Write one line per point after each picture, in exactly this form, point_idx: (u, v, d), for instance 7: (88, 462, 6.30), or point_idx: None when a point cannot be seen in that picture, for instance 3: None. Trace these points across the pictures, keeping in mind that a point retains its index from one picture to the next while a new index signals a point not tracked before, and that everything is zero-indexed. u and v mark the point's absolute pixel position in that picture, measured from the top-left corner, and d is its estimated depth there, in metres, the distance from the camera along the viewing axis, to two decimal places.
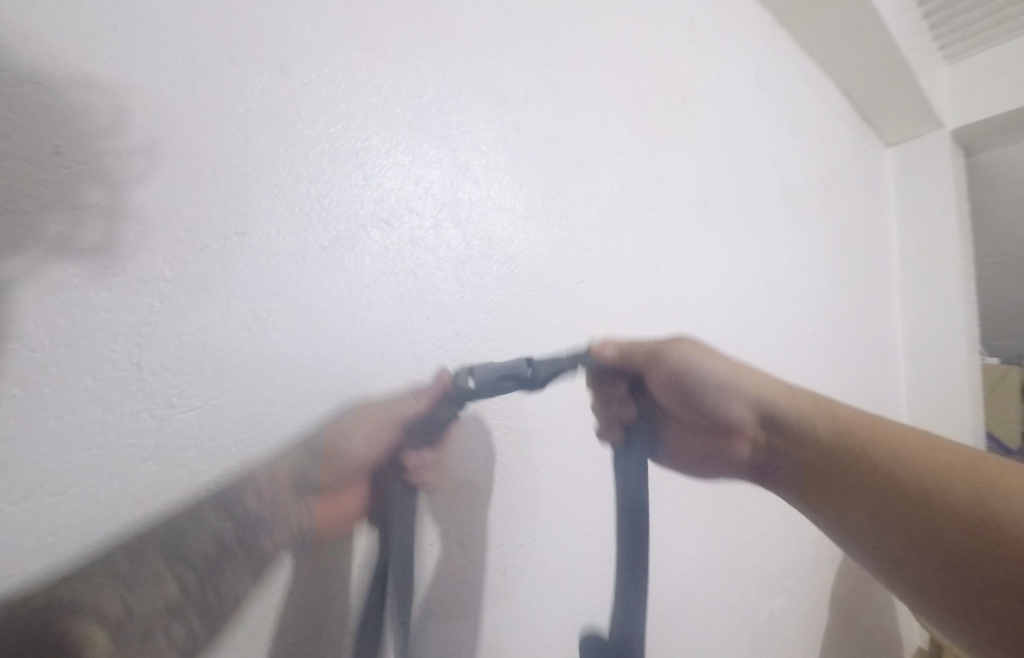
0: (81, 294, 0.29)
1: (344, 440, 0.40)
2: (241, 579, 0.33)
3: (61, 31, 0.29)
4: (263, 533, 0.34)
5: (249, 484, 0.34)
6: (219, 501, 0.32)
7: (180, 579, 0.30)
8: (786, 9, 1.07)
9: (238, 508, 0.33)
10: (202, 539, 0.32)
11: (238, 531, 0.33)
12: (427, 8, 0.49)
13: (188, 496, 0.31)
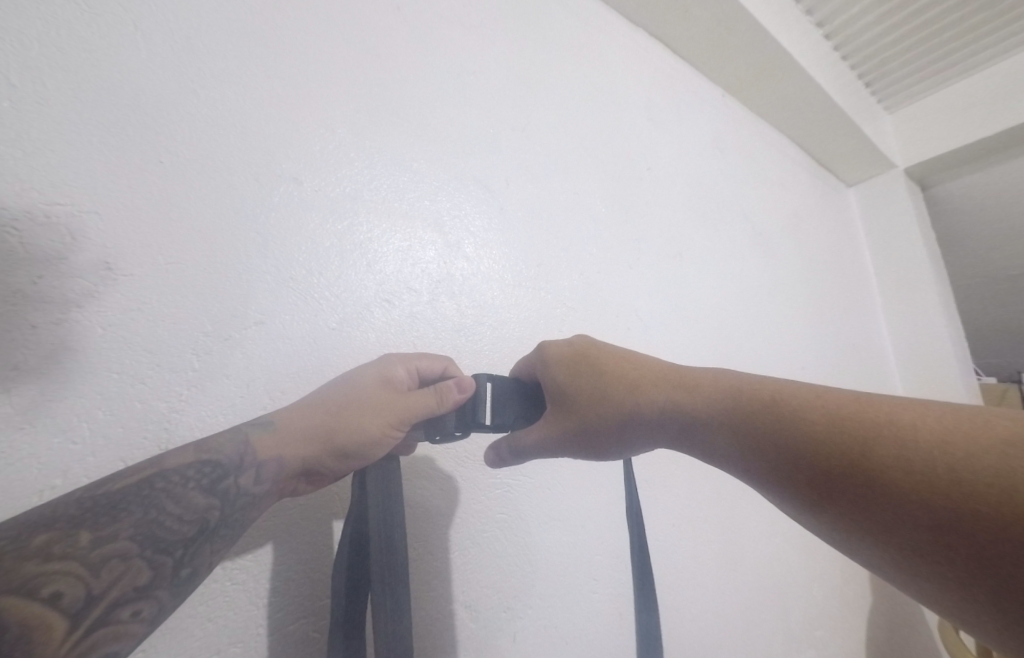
0: (117, 393, 0.33)
1: (357, 443, 0.36)
2: (217, 558, 0.30)
3: (116, 174, 0.36)
4: (249, 506, 0.32)
5: (242, 467, 0.32)
6: (207, 479, 0.31)
7: (155, 560, 0.27)
8: (735, 82, 1.21)
9: (227, 485, 0.31)
10: (184, 513, 0.29)
11: (226, 508, 0.31)
12: (419, 117, 0.57)
13: (180, 482, 0.30)
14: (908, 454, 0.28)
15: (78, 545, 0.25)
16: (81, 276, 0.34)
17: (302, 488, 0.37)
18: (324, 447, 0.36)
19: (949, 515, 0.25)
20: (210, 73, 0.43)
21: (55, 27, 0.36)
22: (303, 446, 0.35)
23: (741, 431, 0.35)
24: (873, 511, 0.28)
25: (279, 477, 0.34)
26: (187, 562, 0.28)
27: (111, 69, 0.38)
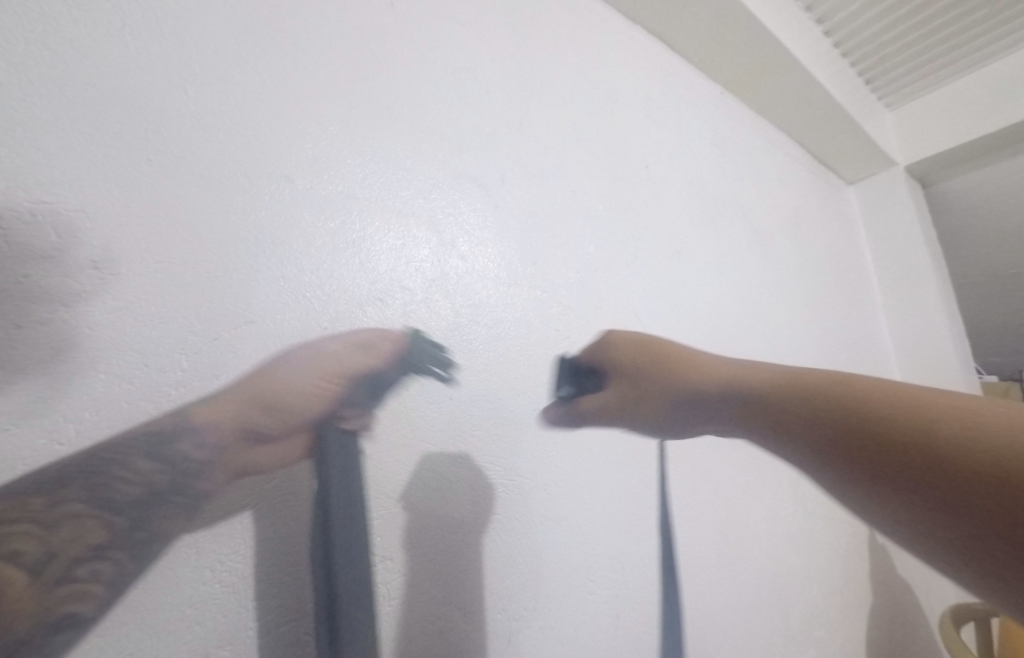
0: (103, 393, 0.33)
1: (291, 397, 0.39)
2: (175, 523, 0.33)
3: (105, 170, 0.36)
4: (200, 472, 0.34)
5: (178, 434, 0.34)
6: (150, 448, 0.33)
7: (108, 521, 0.30)
8: (733, 80, 1.20)
9: (172, 450, 0.33)
10: (133, 477, 0.32)
11: (177, 473, 0.33)
12: (413, 114, 0.56)
13: (130, 448, 0.33)
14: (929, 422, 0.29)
15: (32, 508, 0.28)
16: (68, 274, 0.33)
17: (254, 468, 0.37)
18: (257, 410, 0.38)
19: (954, 475, 0.27)
20: (200, 70, 0.42)
21: (43, 24, 0.36)
22: (235, 411, 0.37)
23: (771, 406, 0.38)
24: (884, 471, 0.30)
25: (219, 440, 0.35)
26: (142, 525, 0.31)
27: (100, 66, 0.38)
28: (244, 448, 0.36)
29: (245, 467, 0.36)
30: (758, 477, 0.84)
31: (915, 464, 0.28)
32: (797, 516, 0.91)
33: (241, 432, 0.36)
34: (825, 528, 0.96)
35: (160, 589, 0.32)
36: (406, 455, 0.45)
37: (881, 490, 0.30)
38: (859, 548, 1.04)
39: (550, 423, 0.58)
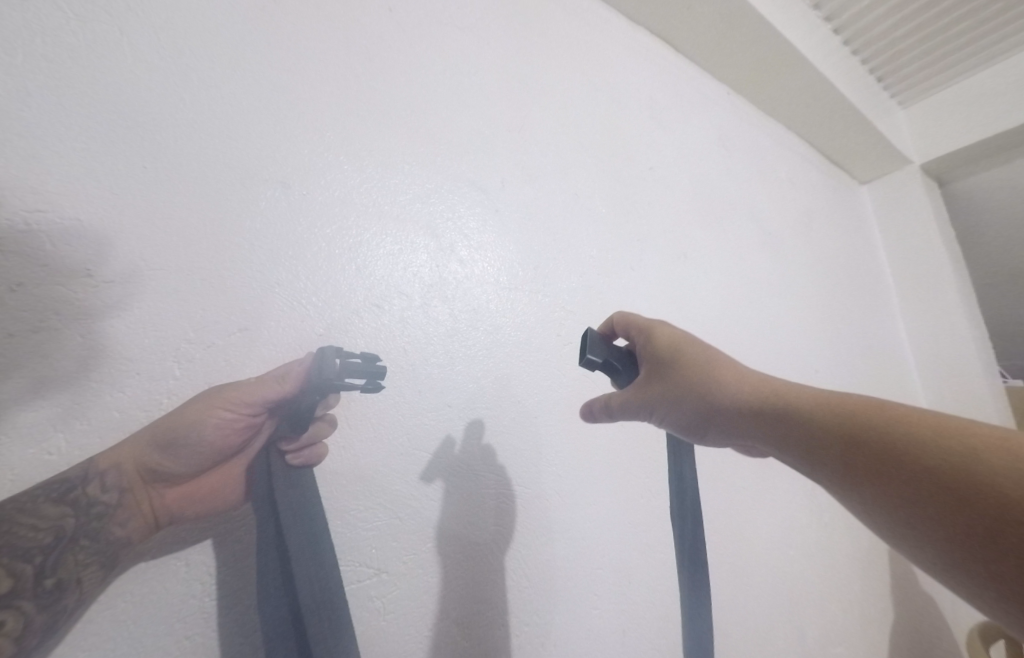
0: (95, 402, 0.33)
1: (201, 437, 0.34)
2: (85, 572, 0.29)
3: (97, 178, 0.36)
4: (108, 519, 0.31)
5: (88, 478, 0.31)
6: (57, 489, 0.30)
7: (14, 568, 0.27)
8: (739, 80, 1.19)
9: (79, 494, 0.30)
10: (80, 513, 0.30)
11: (122, 500, 0.32)
12: (412, 120, 0.56)
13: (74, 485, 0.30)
14: (971, 453, 0.28)
15: None
16: (62, 282, 0.33)
17: (179, 514, 0.34)
18: (156, 451, 0.33)
19: (988, 506, 0.26)
20: (197, 78, 0.42)
21: (42, 36, 0.36)
22: (131, 453, 0.33)
23: (786, 420, 0.36)
24: (905, 493, 0.30)
25: (122, 484, 0.32)
26: (54, 574, 0.28)
27: (97, 75, 0.38)
28: (156, 489, 0.33)
29: (164, 512, 0.33)
30: (770, 486, 0.82)
31: (944, 490, 0.28)
32: (812, 527, 0.88)
33: (145, 473, 0.33)
34: (842, 539, 0.93)
35: (146, 602, 0.32)
36: (403, 464, 0.44)
37: (900, 510, 0.30)
38: (879, 562, 1.00)
39: (552, 430, 0.56)
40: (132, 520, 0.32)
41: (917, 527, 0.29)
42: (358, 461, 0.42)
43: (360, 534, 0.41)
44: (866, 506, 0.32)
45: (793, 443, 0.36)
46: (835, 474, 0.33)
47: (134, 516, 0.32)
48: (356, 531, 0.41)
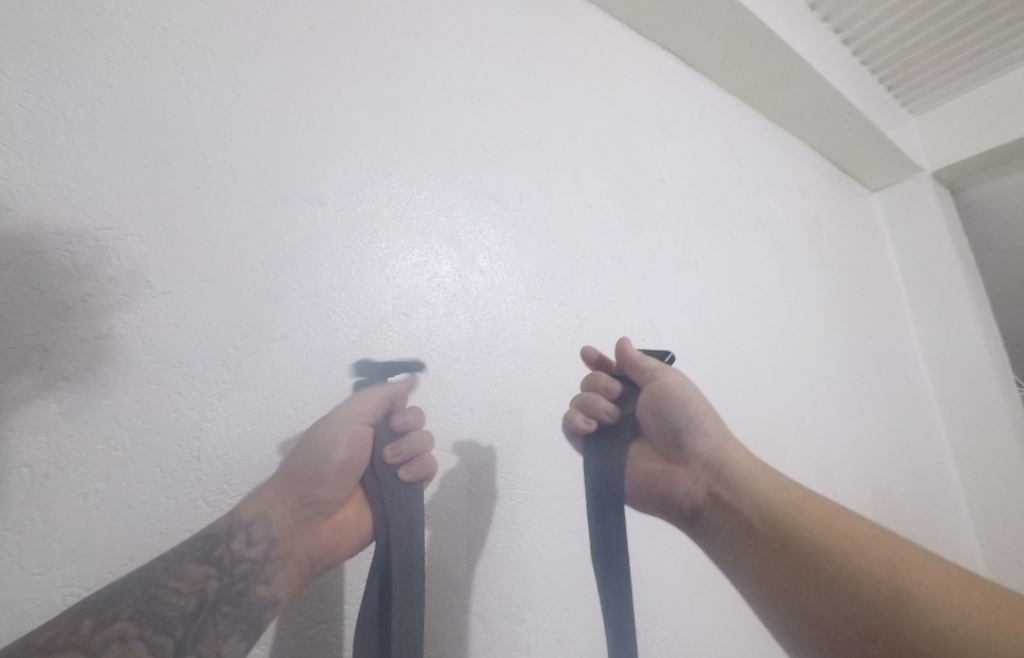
0: (154, 403, 0.36)
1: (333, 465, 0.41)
2: (225, 634, 0.33)
3: (156, 197, 0.39)
4: (251, 577, 0.35)
5: (233, 533, 0.36)
6: (138, 485, 0.34)
7: (155, 642, 0.30)
8: (748, 92, 1.21)
9: (219, 554, 0.34)
10: (207, 578, 0.33)
11: (246, 561, 0.35)
12: (436, 136, 0.59)
13: (223, 543, 0.35)
14: (904, 583, 0.34)
15: (132, 643, 0.29)
16: (126, 293, 0.36)
17: (317, 561, 0.39)
18: (296, 493, 0.40)
19: (861, 591, 0.35)
20: (242, 103, 0.46)
21: (108, 67, 0.40)
22: (279, 504, 0.39)
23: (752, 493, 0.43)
24: (836, 592, 0.35)
25: (268, 535, 0.38)
26: (192, 646, 0.31)
27: (156, 102, 0.41)
28: (299, 533, 0.39)
29: (301, 563, 0.38)
30: None
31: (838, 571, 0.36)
32: None
33: (292, 515, 0.39)
34: None
35: None
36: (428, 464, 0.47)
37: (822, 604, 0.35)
38: None
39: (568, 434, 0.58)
40: (274, 577, 0.36)
41: (835, 624, 0.34)
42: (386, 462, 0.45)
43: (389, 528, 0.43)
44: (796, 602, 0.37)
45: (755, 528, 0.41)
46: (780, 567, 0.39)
47: (275, 569, 0.37)
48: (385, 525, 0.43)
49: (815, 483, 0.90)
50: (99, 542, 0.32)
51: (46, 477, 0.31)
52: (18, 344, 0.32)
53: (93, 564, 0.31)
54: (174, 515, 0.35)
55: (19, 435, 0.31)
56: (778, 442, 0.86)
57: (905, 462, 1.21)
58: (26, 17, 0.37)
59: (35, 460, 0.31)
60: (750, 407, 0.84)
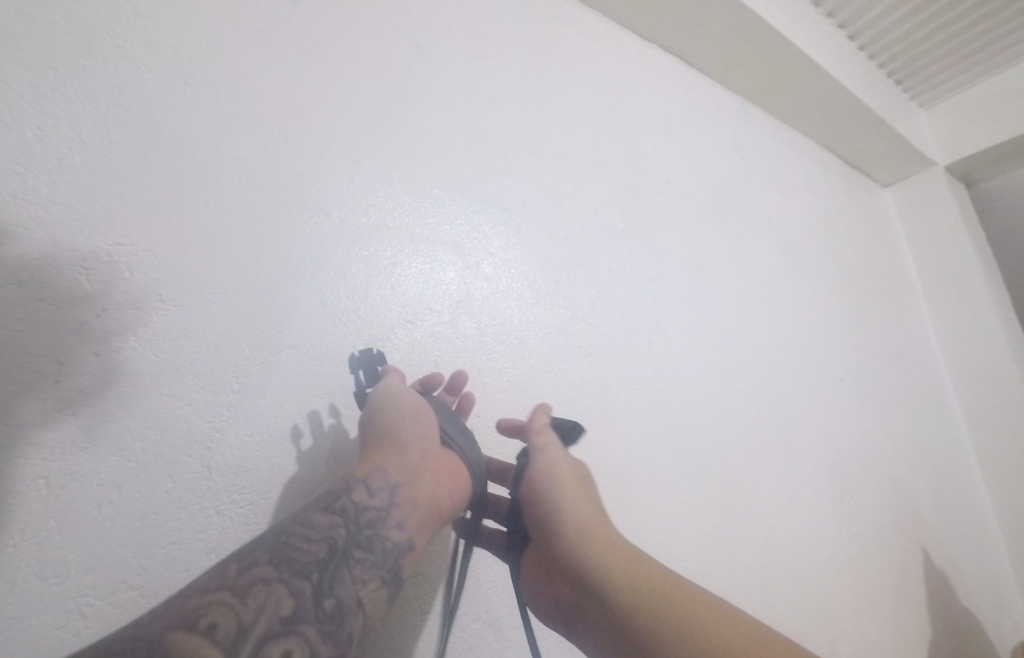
0: (167, 415, 0.36)
1: (416, 425, 0.41)
2: (363, 578, 0.32)
3: (166, 212, 0.40)
4: (379, 523, 0.35)
5: (352, 487, 0.35)
6: (152, 496, 0.34)
7: (292, 588, 0.28)
8: (753, 91, 1.20)
9: (340, 505, 0.34)
10: (326, 527, 0.32)
11: (361, 514, 0.34)
12: (439, 145, 0.60)
13: (340, 495, 0.35)
14: None
15: (267, 588, 0.27)
16: (138, 307, 0.37)
17: (443, 507, 0.39)
18: (394, 449, 0.39)
19: None
20: (249, 118, 0.47)
21: (119, 88, 0.41)
22: (389, 459, 0.38)
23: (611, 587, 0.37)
24: None
25: (388, 486, 0.37)
26: (328, 595, 0.29)
27: (165, 120, 0.42)
28: (414, 485, 0.38)
29: (425, 506, 0.38)
30: (797, 495, 0.80)
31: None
32: (845, 539, 0.85)
33: (402, 468, 0.38)
34: (877, 552, 0.90)
35: None
36: None
37: None
38: (915, 573, 0.96)
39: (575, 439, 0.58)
40: (399, 524, 0.36)
41: None
42: None
43: None
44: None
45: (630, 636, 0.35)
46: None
47: (405, 515, 0.36)
48: None
49: (831, 485, 0.88)
50: (115, 552, 0.32)
51: (63, 489, 0.32)
52: (37, 359, 0.33)
53: (109, 574, 0.32)
54: (186, 525, 0.35)
55: (38, 447, 0.32)
56: (792, 444, 0.85)
57: (925, 463, 1.18)
58: (40, 42, 0.39)
59: (53, 472, 0.32)
60: (762, 408, 0.83)
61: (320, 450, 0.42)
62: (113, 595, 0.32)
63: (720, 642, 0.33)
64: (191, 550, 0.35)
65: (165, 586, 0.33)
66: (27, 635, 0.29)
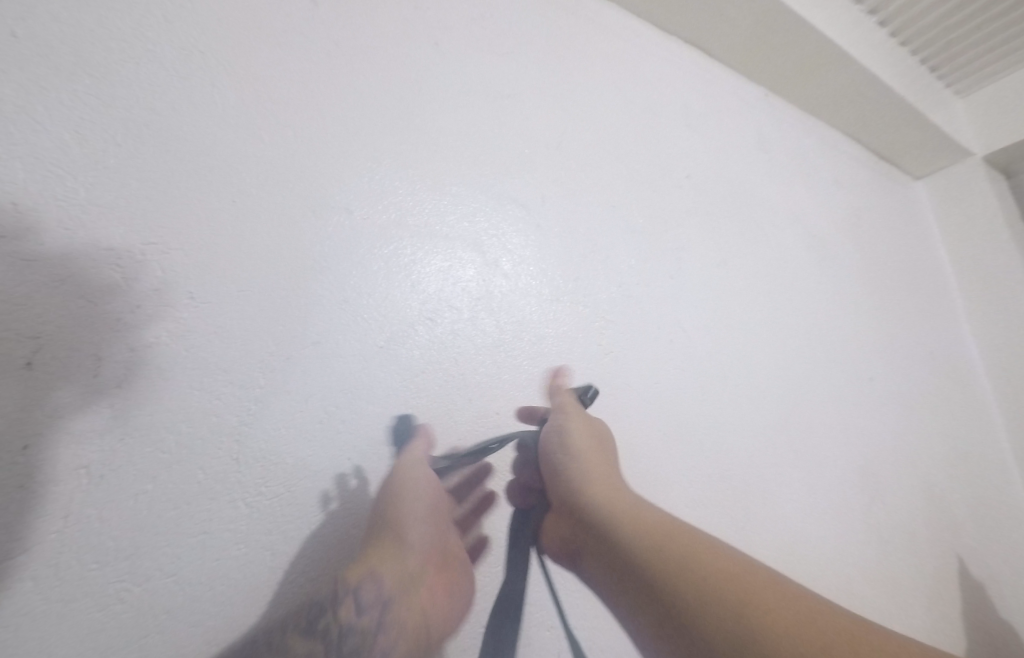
0: (197, 408, 0.37)
1: (424, 517, 0.43)
2: None
3: (196, 211, 0.41)
4: (359, 647, 0.37)
5: (338, 602, 0.38)
6: (183, 487, 0.35)
7: None
8: (777, 82, 1.17)
9: (322, 626, 0.36)
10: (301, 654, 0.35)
11: (337, 638, 0.37)
12: (457, 143, 0.60)
13: (325, 613, 0.37)
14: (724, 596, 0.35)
15: None
16: (169, 303, 0.38)
17: (435, 618, 0.41)
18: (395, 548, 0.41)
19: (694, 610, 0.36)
20: (273, 119, 0.48)
21: (151, 92, 0.42)
22: (387, 563, 0.41)
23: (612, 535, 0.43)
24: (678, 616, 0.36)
25: (375, 601, 0.39)
26: None
27: (195, 123, 0.44)
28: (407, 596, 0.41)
29: (412, 624, 0.40)
30: (823, 497, 0.78)
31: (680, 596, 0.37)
32: (873, 543, 0.82)
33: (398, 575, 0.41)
34: (908, 558, 0.86)
35: (236, 584, 0.36)
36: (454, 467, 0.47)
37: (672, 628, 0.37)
38: (949, 581, 0.93)
39: None
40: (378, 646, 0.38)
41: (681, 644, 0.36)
42: None
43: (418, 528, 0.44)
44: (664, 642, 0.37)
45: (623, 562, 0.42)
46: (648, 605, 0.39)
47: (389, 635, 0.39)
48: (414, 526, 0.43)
49: (859, 488, 0.85)
50: (150, 540, 0.34)
51: (101, 478, 0.33)
52: (77, 353, 0.34)
53: (145, 560, 0.33)
54: (216, 515, 0.36)
55: (78, 437, 0.33)
56: (818, 445, 0.82)
57: (960, 467, 1.13)
58: (79, 50, 0.40)
59: (92, 462, 0.33)
60: (786, 408, 0.81)
61: (342, 445, 0.42)
62: (148, 581, 0.33)
63: (703, 569, 0.38)
64: (220, 540, 0.36)
65: (195, 574, 0.34)
66: (72, 615, 0.30)
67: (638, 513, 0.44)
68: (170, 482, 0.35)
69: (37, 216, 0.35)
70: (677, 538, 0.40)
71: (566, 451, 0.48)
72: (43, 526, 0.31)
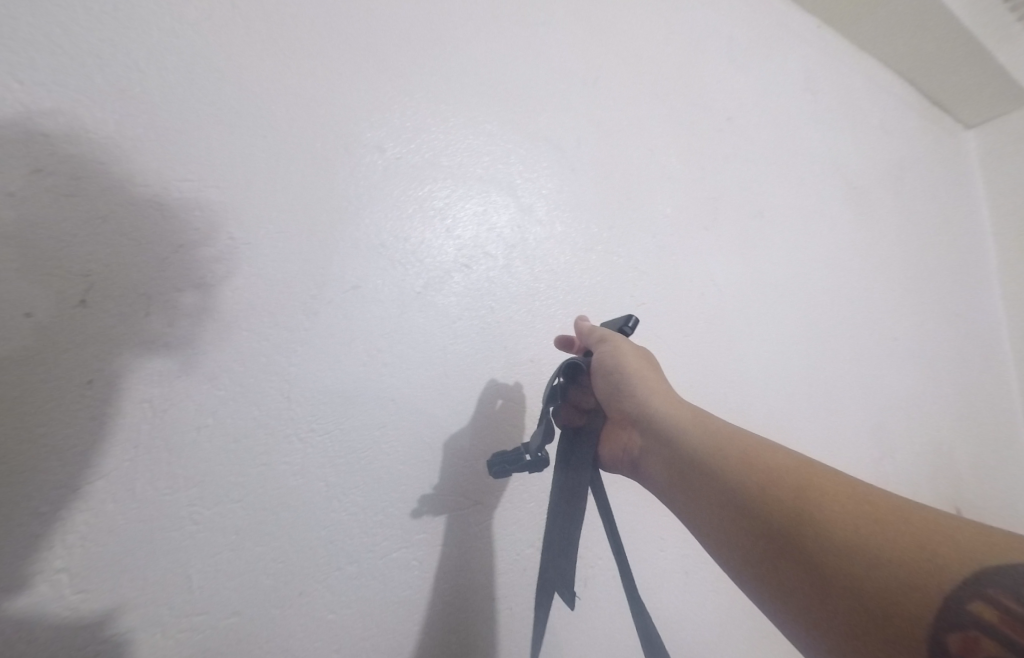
0: (246, 348, 0.38)
1: None
2: None
3: (226, 145, 0.40)
4: None
5: None
6: (238, 422, 0.37)
7: None
8: (832, 13, 1.06)
9: None
10: None
11: None
12: (490, 77, 0.56)
13: None
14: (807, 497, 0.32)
15: None
16: (212, 244, 0.38)
17: None
18: None
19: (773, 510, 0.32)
20: (301, 48, 0.45)
21: (171, 13, 0.40)
22: None
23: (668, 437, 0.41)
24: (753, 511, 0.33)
25: None
26: None
27: (220, 50, 0.41)
28: None
29: None
30: (837, 451, 0.79)
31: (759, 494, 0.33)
32: None
33: None
34: None
35: (295, 509, 0.38)
36: (491, 411, 0.48)
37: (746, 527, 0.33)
38: None
39: None
40: None
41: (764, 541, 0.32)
42: (453, 415, 0.46)
43: (459, 467, 0.46)
44: (735, 547, 0.33)
45: (688, 469, 0.38)
46: (712, 506, 0.36)
47: None
48: (454, 464, 0.45)
49: (873, 444, 0.86)
50: (212, 470, 0.36)
51: (161, 412, 0.35)
52: (127, 293, 0.35)
53: (209, 487, 0.35)
54: (273, 449, 0.38)
55: (136, 373, 0.34)
56: (837, 402, 0.82)
57: (973, 427, 1.13)
58: None
59: (153, 397, 0.34)
60: (810, 365, 0.80)
61: (386, 387, 0.43)
62: (214, 506, 0.35)
63: (773, 468, 0.35)
64: (277, 471, 0.38)
65: (255, 501, 0.37)
66: (151, 532, 0.33)
67: (698, 418, 0.41)
68: (226, 417, 0.37)
69: (73, 150, 0.34)
70: (745, 442, 0.37)
71: (613, 362, 0.46)
72: (115, 456, 0.33)
